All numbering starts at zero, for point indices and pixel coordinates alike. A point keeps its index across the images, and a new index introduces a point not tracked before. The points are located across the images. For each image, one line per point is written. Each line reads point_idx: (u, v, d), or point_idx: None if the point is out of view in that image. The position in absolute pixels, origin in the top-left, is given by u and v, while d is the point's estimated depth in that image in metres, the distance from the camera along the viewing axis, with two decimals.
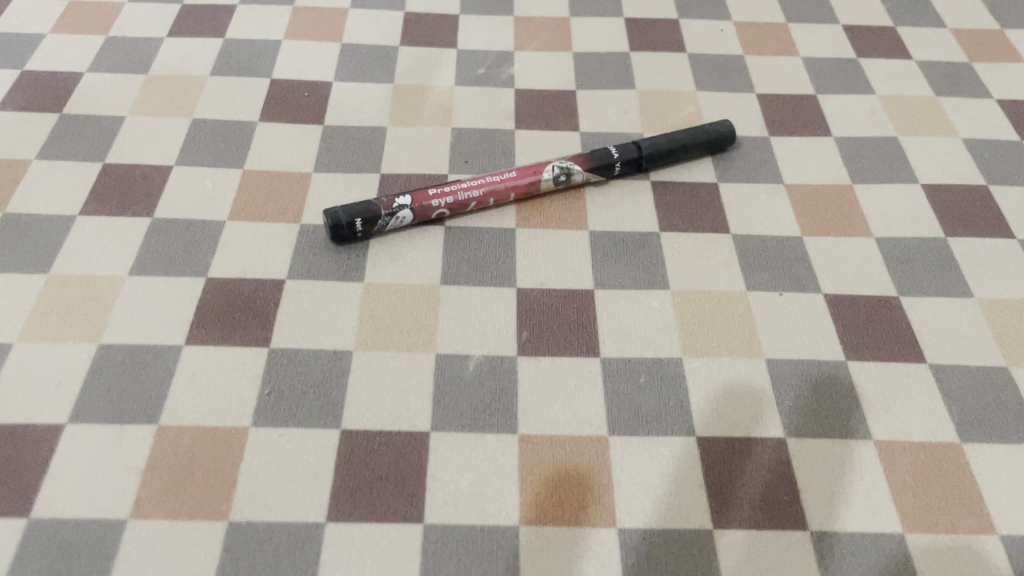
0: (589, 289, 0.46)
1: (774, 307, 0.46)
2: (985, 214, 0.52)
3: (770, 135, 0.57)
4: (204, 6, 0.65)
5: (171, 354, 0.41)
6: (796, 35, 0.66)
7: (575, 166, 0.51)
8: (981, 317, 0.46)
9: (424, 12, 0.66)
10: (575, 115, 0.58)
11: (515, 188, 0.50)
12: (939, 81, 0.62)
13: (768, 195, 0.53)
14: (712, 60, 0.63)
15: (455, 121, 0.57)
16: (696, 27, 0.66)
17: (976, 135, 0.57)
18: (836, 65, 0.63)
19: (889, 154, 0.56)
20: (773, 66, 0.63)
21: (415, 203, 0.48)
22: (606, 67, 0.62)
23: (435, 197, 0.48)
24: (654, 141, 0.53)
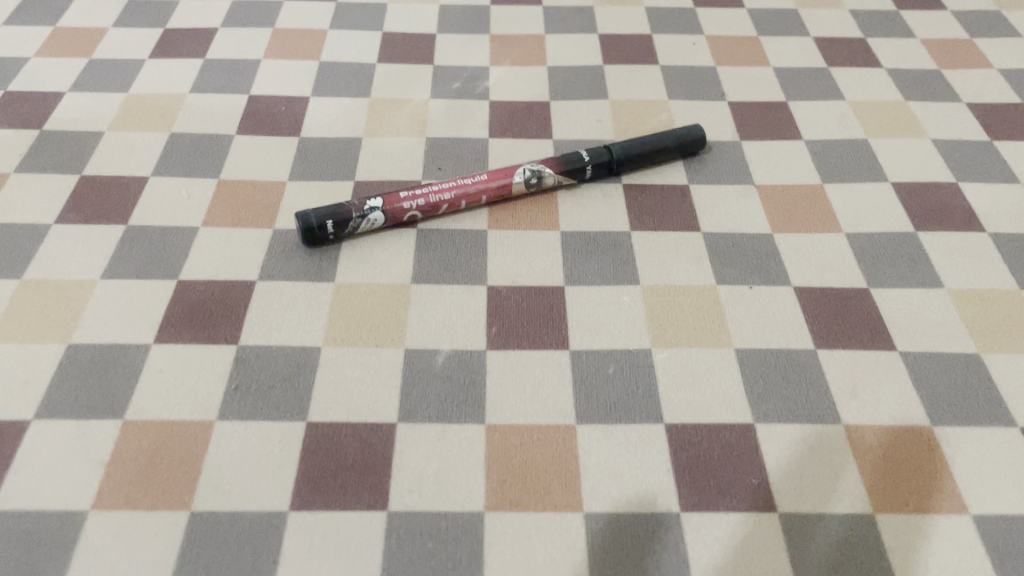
0: (559, 286, 0.47)
1: (743, 300, 0.46)
2: (955, 210, 0.52)
3: (740, 139, 0.58)
4: (186, 29, 0.66)
5: (138, 353, 0.42)
6: (767, 46, 0.67)
7: (546, 169, 0.52)
8: (951, 306, 0.46)
9: (402, 32, 0.68)
10: (548, 124, 0.59)
11: (486, 191, 0.51)
12: (908, 87, 0.63)
13: (738, 195, 0.53)
14: (684, 71, 0.64)
15: (431, 132, 0.58)
16: (668, 41, 0.67)
17: (946, 136, 0.58)
18: (807, 74, 0.64)
19: (859, 154, 0.56)
20: (744, 75, 0.64)
21: (387, 206, 0.48)
22: (580, 79, 0.63)
23: (407, 199, 0.49)
24: (625, 145, 0.54)
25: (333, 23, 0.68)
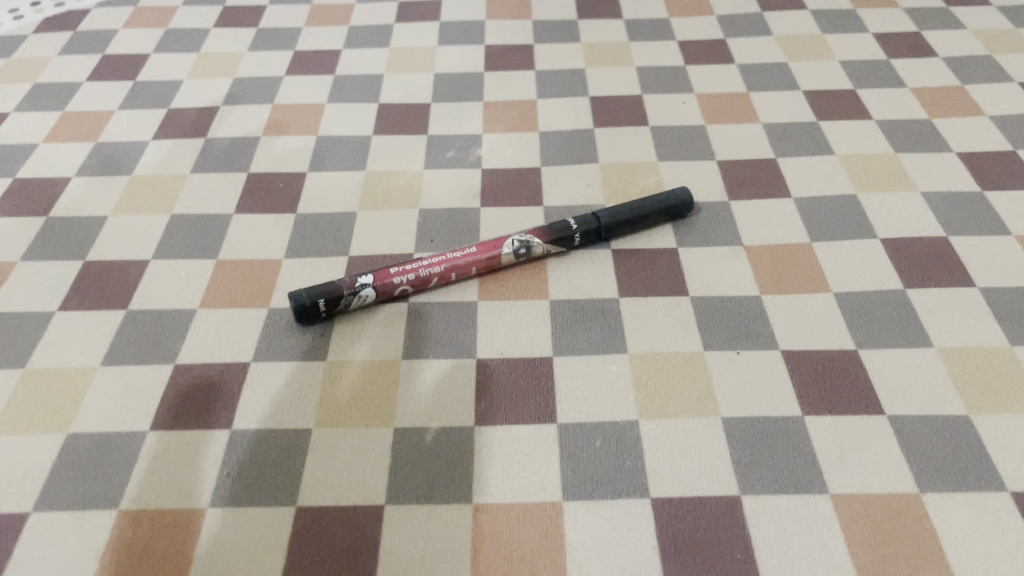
0: (548, 358, 0.47)
1: (730, 366, 0.46)
2: (945, 265, 0.52)
3: (729, 199, 0.58)
4: (189, 109, 0.69)
5: (135, 440, 0.43)
6: (757, 101, 0.68)
7: (534, 239, 0.53)
8: (940, 366, 0.46)
9: (397, 102, 0.69)
10: (539, 191, 0.60)
11: (476, 263, 0.52)
12: (898, 136, 0.63)
13: (726, 257, 0.53)
14: (674, 131, 0.65)
15: (423, 203, 0.59)
16: (658, 101, 0.68)
17: (936, 186, 0.58)
18: (796, 128, 0.65)
19: (848, 210, 0.57)
20: (733, 133, 0.64)
21: (378, 281, 0.49)
22: (571, 144, 0.64)
23: (397, 274, 0.50)
24: (613, 211, 0.54)
25: (331, 96, 0.70)
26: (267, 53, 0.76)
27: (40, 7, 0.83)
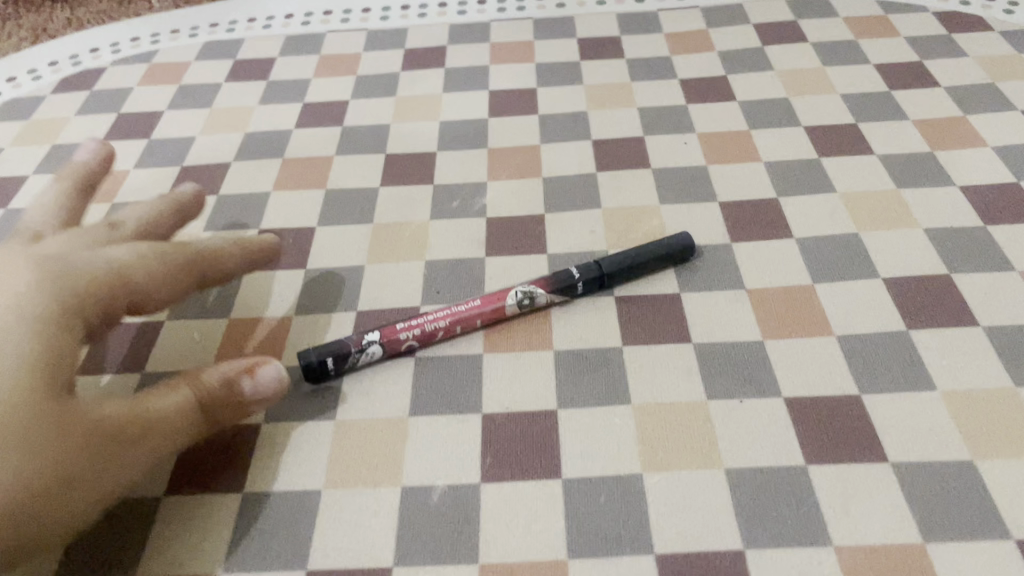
0: (553, 410, 0.48)
1: (733, 416, 0.47)
2: (948, 304, 0.52)
3: (731, 242, 0.59)
4: (201, 165, 0.71)
5: (150, 506, 0.44)
6: (758, 138, 0.68)
7: (538, 289, 0.53)
8: (944, 411, 0.46)
9: (404, 152, 0.71)
10: (543, 239, 0.61)
11: (480, 315, 0.53)
12: (901, 170, 0.63)
13: (729, 302, 0.54)
14: (676, 173, 0.66)
15: (430, 255, 0.60)
16: (660, 142, 0.69)
17: (939, 222, 0.58)
18: (798, 165, 0.65)
19: (851, 250, 0.57)
20: (735, 173, 0.65)
21: (384, 338, 0.50)
22: (575, 189, 0.65)
23: (403, 330, 0.51)
24: (615, 258, 0.55)
25: (339, 149, 0.72)
26: (276, 106, 0.78)
27: (58, 67, 0.86)
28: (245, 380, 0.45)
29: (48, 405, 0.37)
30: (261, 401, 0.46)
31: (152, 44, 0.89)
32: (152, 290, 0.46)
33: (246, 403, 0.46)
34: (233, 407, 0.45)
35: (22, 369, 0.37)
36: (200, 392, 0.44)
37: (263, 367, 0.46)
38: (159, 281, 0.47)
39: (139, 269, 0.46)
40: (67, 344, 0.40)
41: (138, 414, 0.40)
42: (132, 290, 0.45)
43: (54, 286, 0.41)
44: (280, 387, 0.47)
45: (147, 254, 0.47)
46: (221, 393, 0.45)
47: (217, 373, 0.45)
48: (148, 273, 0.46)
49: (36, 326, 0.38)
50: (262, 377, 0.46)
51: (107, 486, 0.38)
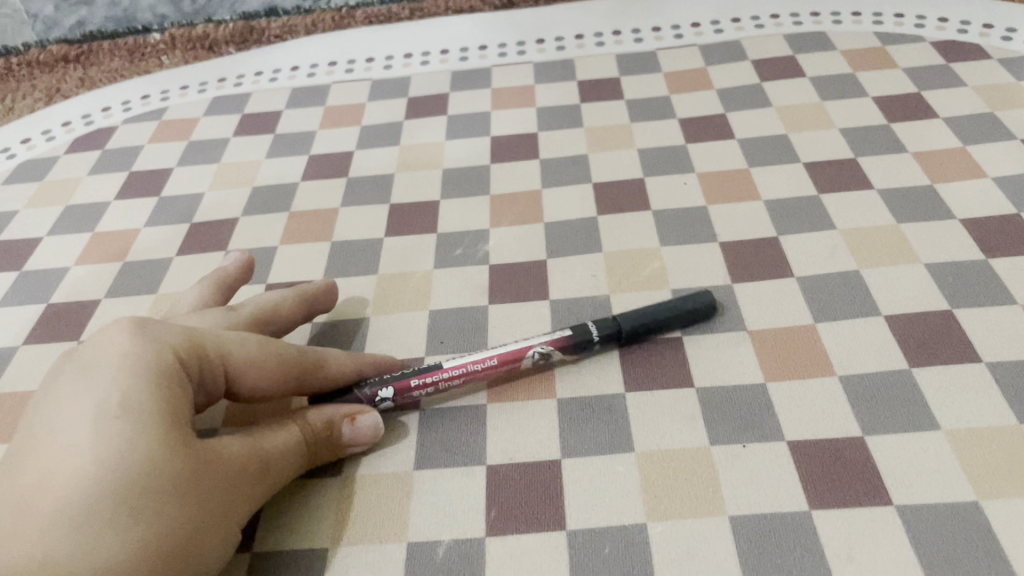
0: (557, 459, 0.48)
1: (736, 461, 0.47)
2: (950, 341, 0.52)
3: (732, 283, 0.59)
4: (210, 222, 0.72)
5: None
6: (757, 176, 0.69)
7: (556, 349, 0.53)
8: (948, 451, 0.46)
9: (407, 202, 0.72)
10: (544, 285, 0.61)
11: (494, 375, 0.53)
12: (901, 205, 0.63)
13: (730, 344, 0.54)
14: (676, 214, 0.66)
15: (433, 305, 0.61)
16: (659, 183, 0.70)
17: (939, 257, 0.58)
18: (797, 202, 0.65)
19: (851, 288, 0.57)
20: (735, 212, 0.65)
21: (397, 396, 0.51)
22: (575, 234, 0.66)
23: (416, 390, 0.51)
24: (643, 318, 0.54)
25: (344, 201, 0.73)
26: (283, 159, 0.79)
27: (71, 127, 0.88)
28: (346, 426, 0.48)
29: (186, 457, 0.40)
30: (360, 446, 0.49)
31: (162, 102, 0.91)
32: (255, 383, 0.47)
33: (346, 446, 0.48)
34: (334, 449, 0.48)
35: (156, 425, 0.40)
36: (305, 437, 0.47)
37: (365, 414, 0.49)
38: (265, 375, 0.47)
39: (245, 360, 0.47)
40: (183, 399, 0.42)
41: (252, 457, 0.44)
42: (235, 375, 0.47)
43: (162, 350, 0.43)
44: (376, 434, 0.49)
45: (253, 350, 0.47)
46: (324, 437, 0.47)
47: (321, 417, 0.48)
48: (253, 366, 0.47)
49: (155, 384, 0.41)
50: (360, 425, 0.48)
51: (234, 522, 0.42)
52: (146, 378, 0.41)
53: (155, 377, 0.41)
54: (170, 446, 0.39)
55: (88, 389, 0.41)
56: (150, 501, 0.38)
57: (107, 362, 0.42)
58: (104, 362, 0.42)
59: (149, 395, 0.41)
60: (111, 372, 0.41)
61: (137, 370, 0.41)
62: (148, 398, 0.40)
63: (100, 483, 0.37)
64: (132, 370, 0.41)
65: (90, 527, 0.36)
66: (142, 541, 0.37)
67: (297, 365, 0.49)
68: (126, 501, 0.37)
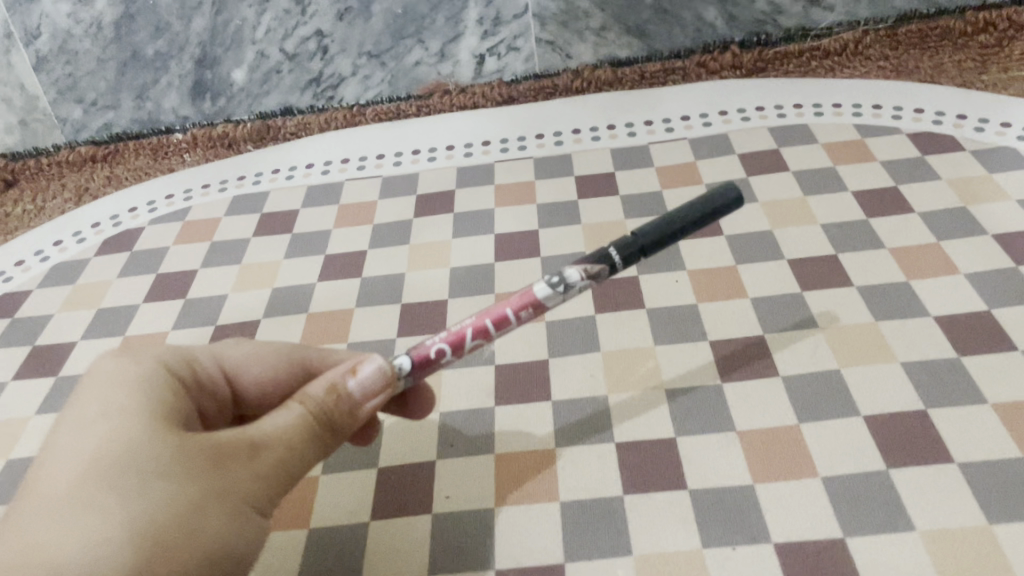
0: (563, 564, 0.53)
1: (727, 564, 0.51)
2: (924, 440, 0.56)
3: (722, 382, 0.63)
4: (234, 324, 0.77)
5: None
6: (745, 272, 0.73)
7: (570, 274, 0.60)
8: (921, 552, 0.50)
9: (418, 301, 0.77)
10: (546, 385, 0.66)
11: (509, 305, 0.59)
12: (879, 302, 0.68)
13: (720, 445, 0.58)
14: (669, 312, 0.71)
15: (444, 405, 0.65)
16: (654, 280, 0.74)
17: (914, 356, 0.62)
18: (782, 299, 0.70)
19: (832, 387, 0.61)
20: (724, 310, 0.70)
21: (413, 352, 0.58)
22: (575, 331, 0.70)
23: (429, 342, 0.58)
24: (648, 224, 0.61)
25: (358, 301, 0.78)
26: (300, 259, 0.84)
27: (100, 229, 0.93)
28: (349, 381, 0.54)
29: (167, 439, 0.46)
30: (374, 393, 0.55)
31: (186, 202, 0.96)
32: (258, 384, 0.60)
33: (355, 400, 0.54)
34: (346, 404, 0.53)
35: (140, 422, 0.46)
36: (309, 405, 0.52)
37: (364, 367, 0.55)
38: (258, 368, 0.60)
39: (246, 364, 0.60)
40: (171, 403, 0.49)
41: (254, 436, 0.49)
42: (243, 381, 0.60)
43: (148, 367, 0.51)
44: (381, 376, 0.55)
45: (252, 356, 0.60)
46: (333, 398, 0.53)
47: (325, 384, 0.54)
48: (255, 369, 0.60)
49: (140, 393, 0.48)
50: (363, 372, 0.54)
51: (246, 494, 0.47)
52: (129, 388, 0.49)
53: (136, 390, 0.49)
54: (150, 436, 0.46)
55: (77, 407, 0.48)
56: (139, 479, 0.44)
57: (100, 380, 0.50)
58: (98, 380, 0.50)
59: (131, 400, 0.48)
60: (103, 387, 0.49)
61: (119, 386, 0.49)
62: (126, 405, 0.47)
63: (86, 476, 0.43)
64: (121, 385, 0.49)
65: (82, 512, 0.42)
66: (132, 519, 0.42)
67: (294, 364, 0.61)
68: (111, 485, 0.43)
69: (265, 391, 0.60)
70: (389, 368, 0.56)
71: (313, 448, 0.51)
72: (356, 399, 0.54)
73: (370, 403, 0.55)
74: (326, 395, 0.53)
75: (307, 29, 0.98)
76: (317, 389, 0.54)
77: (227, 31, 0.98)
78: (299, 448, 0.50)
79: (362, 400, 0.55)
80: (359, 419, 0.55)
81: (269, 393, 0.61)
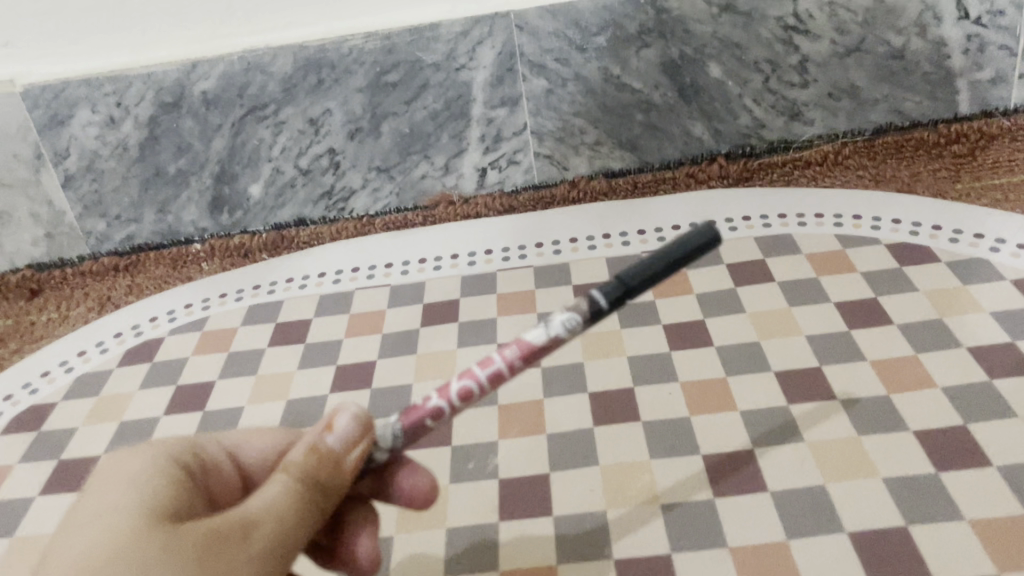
0: None
1: None
2: (905, 558, 0.60)
3: (714, 496, 0.67)
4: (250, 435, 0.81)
5: None
6: (734, 385, 0.78)
7: (556, 323, 0.61)
8: None
9: None
10: (548, 499, 0.69)
11: (494, 360, 0.61)
12: (860, 417, 0.72)
13: (713, 562, 0.62)
14: (664, 424, 0.75)
15: (451, 520, 0.69)
16: (648, 392, 0.79)
17: (894, 472, 0.66)
18: (770, 413, 0.74)
19: (818, 504, 0.65)
20: (715, 423, 0.74)
21: (405, 410, 0.63)
22: (575, 444, 0.74)
23: (421, 399, 0.63)
24: (639, 264, 0.62)
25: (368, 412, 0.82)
26: (313, 371, 0.89)
27: (123, 338, 0.98)
28: (328, 436, 0.59)
29: (157, 532, 0.49)
30: (354, 443, 0.60)
31: (204, 311, 1.01)
32: (260, 455, 0.65)
33: (336, 452, 0.59)
34: (329, 459, 0.58)
35: (131, 518, 0.49)
36: (293, 471, 0.56)
37: (337, 420, 0.60)
38: (257, 443, 0.66)
39: (245, 442, 0.65)
40: (161, 499, 0.52)
41: (245, 514, 0.52)
42: (248, 464, 0.65)
43: (147, 462, 0.56)
44: (357, 423, 0.60)
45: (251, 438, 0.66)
46: (316, 457, 0.58)
47: (306, 448, 0.58)
48: (254, 443, 0.66)
49: (130, 491, 0.52)
50: (339, 425, 0.59)
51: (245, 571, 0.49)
52: (127, 486, 0.52)
53: (133, 488, 0.52)
54: (144, 532, 0.49)
55: (74, 517, 0.51)
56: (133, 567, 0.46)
57: (95, 487, 0.53)
58: (94, 488, 0.53)
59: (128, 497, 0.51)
60: (98, 492, 0.52)
61: (115, 488, 0.52)
62: (121, 505, 0.50)
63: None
64: (116, 484, 0.53)
65: None
66: None
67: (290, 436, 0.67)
68: None
69: (269, 461, 0.65)
70: (363, 412, 0.61)
71: (303, 510, 0.55)
72: (339, 454, 0.59)
73: (353, 454, 0.60)
74: (309, 457, 0.58)
75: (320, 147, 1.05)
76: (300, 452, 0.58)
77: (245, 150, 1.04)
78: (289, 517, 0.53)
79: (345, 453, 0.59)
80: (346, 472, 0.59)
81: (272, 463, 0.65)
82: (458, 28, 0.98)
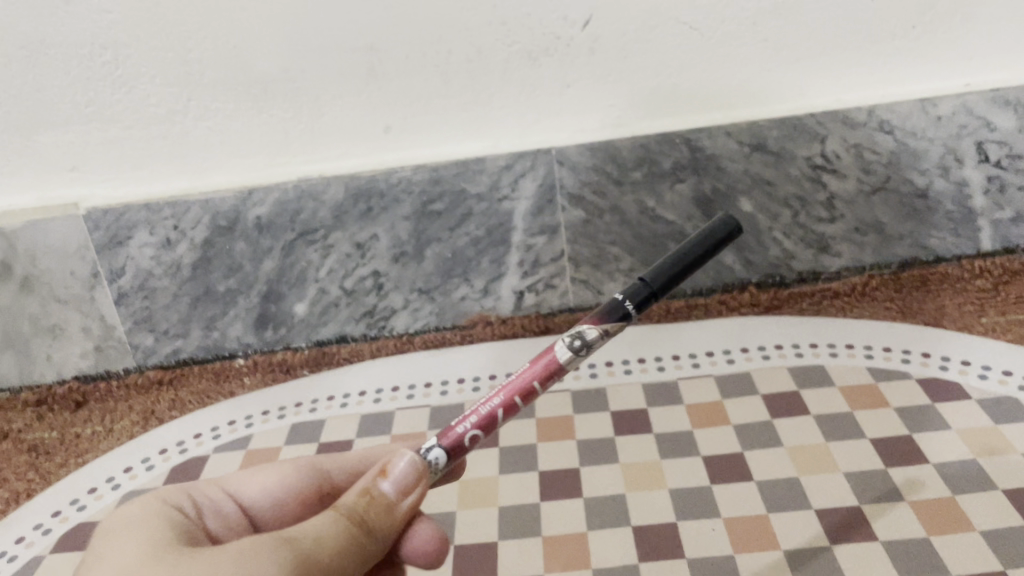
0: None
1: None
2: None
3: None
4: None
5: None
6: (776, 522, 0.79)
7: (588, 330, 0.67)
8: None
9: (469, 542, 0.82)
10: None
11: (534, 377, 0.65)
12: (902, 560, 0.73)
13: None
14: (708, 563, 0.76)
15: None
16: (691, 528, 0.80)
17: None
18: (813, 553, 0.75)
19: None
20: (759, 562, 0.75)
21: (444, 440, 0.64)
22: None
23: (459, 426, 0.64)
24: (656, 270, 0.70)
25: None
26: None
27: (167, 454, 1.00)
28: (383, 484, 0.61)
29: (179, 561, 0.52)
30: (407, 490, 0.61)
31: (248, 427, 1.03)
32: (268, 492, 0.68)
33: (389, 499, 0.61)
34: (381, 504, 0.60)
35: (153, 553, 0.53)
36: (343, 510, 0.59)
37: (394, 466, 0.62)
38: (269, 482, 0.68)
39: (254, 482, 0.68)
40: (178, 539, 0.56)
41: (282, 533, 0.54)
42: (255, 502, 0.68)
43: (161, 506, 0.59)
44: (414, 469, 0.61)
45: (260, 474, 0.68)
46: (367, 500, 0.60)
47: (360, 492, 0.61)
48: (264, 481, 0.68)
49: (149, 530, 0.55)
50: (395, 471, 0.61)
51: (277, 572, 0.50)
52: (159, 529, 0.56)
53: (159, 531, 0.56)
54: (175, 561, 0.51)
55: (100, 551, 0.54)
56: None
57: (118, 523, 0.56)
58: (116, 524, 0.56)
59: (163, 536, 0.55)
60: (122, 528, 0.55)
61: (136, 529, 0.55)
62: (151, 545, 0.53)
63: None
64: (135, 523, 0.56)
65: None
66: None
67: (301, 468, 0.70)
68: None
69: (276, 498, 0.68)
70: (420, 459, 0.62)
71: (345, 536, 0.56)
72: (391, 500, 0.61)
73: (404, 501, 0.61)
74: (361, 499, 0.60)
75: (365, 269, 1.09)
76: (353, 495, 0.61)
77: (293, 271, 1.08)
78: (327, 539, 0.55)
79: (399, 499, 0.61)
80: (397, 518, 0.60)
81: (281, 499, 0.68)
82: (501, 162, 1.02)
